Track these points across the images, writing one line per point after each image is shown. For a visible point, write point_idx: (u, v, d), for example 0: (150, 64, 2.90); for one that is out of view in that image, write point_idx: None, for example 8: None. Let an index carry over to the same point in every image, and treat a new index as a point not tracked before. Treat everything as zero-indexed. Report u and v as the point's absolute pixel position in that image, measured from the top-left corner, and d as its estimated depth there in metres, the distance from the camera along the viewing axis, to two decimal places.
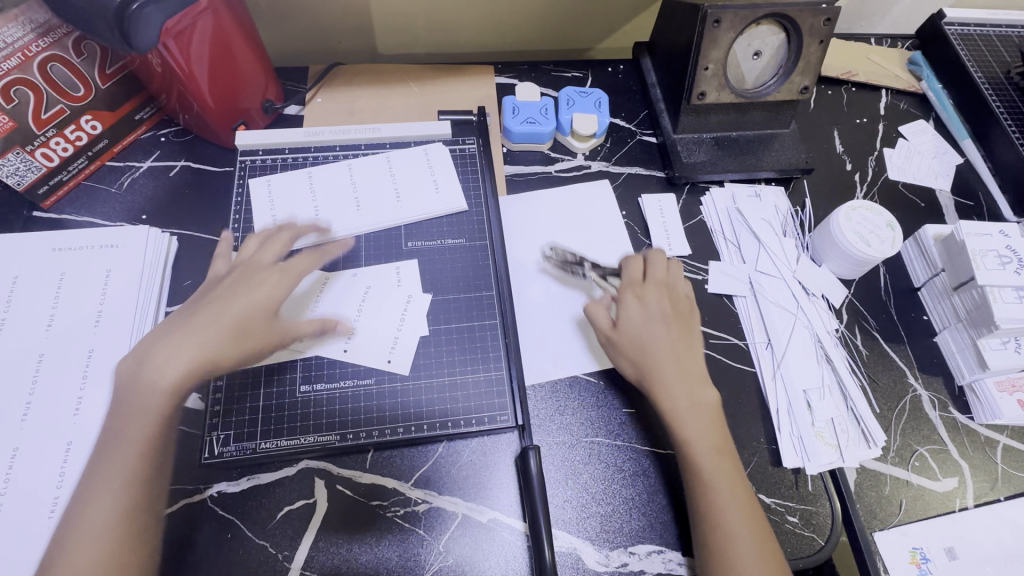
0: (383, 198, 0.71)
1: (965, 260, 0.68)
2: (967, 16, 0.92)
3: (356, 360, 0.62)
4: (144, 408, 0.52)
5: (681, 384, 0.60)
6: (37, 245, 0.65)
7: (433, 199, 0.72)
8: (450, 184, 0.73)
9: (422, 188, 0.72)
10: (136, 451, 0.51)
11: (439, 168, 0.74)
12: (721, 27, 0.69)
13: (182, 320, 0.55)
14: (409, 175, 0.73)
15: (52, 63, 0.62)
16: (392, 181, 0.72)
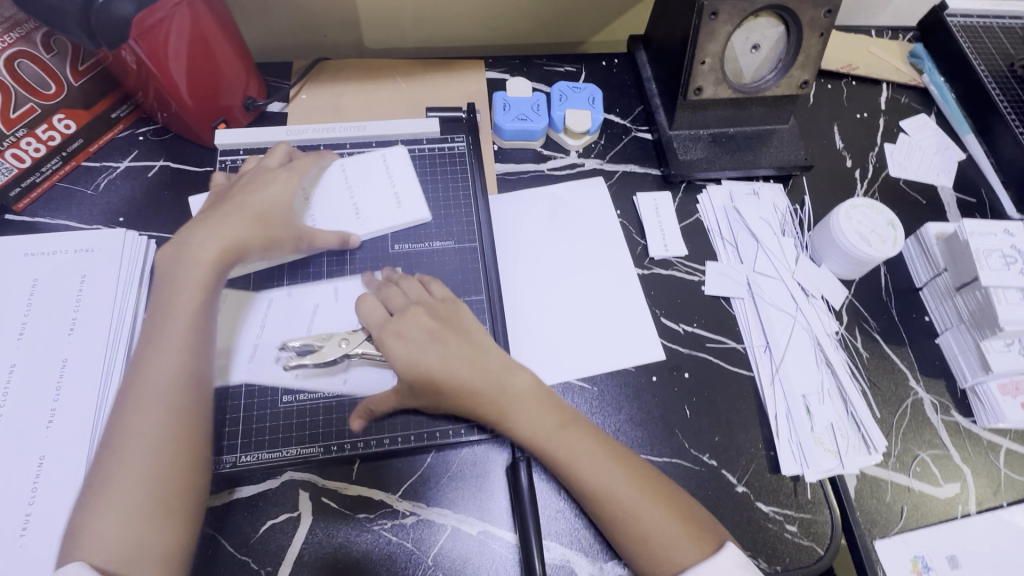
0: (343, 211, 0.68)
1: (969, 260, 0.66)
2: (970, 6, 0.89)
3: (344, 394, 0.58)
4: (157, 394, 0.51)
5: (533, 402, 0.55)
6: (10, 250, 0.62)
7: (396, 210, 0.69)
8: (415, 192, 0.70)
9: (383, 200, 0.69)
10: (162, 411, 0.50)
11: (402, 175, 0.71)
12: (719, 20, 0.66)
13: (171, 274, 0.57)
14: (367, 185, 0.70)
15: (20, 59, 0.60)
16: (351, 191, 0.69)
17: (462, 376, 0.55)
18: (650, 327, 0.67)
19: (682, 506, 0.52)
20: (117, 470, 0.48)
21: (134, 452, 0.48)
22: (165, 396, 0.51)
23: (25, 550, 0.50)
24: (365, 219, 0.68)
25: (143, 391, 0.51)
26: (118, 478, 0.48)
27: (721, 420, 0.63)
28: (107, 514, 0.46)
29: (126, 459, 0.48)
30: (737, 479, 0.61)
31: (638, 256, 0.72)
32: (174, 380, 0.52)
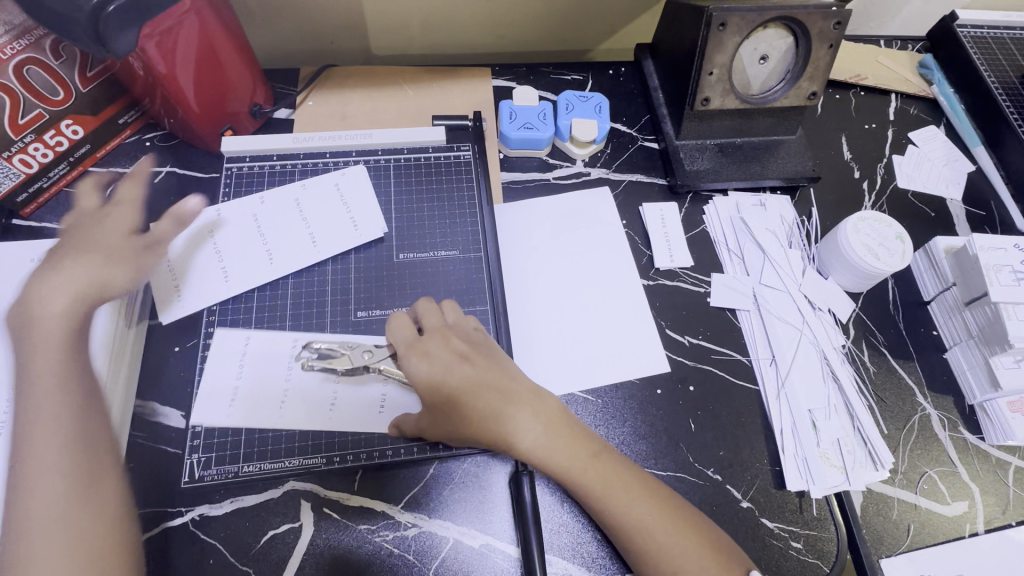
0: (252, 253, 0.65)
1: (978, 275, 0.65)
2: (980, 17, 0.89)
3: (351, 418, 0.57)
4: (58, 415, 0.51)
5: (569, 442, 0.53)
6: (16, 255, 0.62)
7: (313, 248, 0.65)
8: (335, 228, 0.67)
9: (296, 237, 0.66)
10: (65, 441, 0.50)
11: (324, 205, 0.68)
12: (727, 31, 0.66)
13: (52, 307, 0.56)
14: (284, 221, 0.67)
15: (29, 66, 0.60)
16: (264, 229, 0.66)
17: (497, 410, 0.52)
18: (654, 340, 0.67)
19: (701, 531, 0.52)
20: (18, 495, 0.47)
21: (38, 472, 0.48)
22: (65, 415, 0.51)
23: None
24: (278, 261, 0.64)
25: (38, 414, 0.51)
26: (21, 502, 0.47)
27: (726, 434, 0.63)
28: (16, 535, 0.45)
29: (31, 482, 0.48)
30: (742, 495, 0.60)
31: (644, 267, 0.72)
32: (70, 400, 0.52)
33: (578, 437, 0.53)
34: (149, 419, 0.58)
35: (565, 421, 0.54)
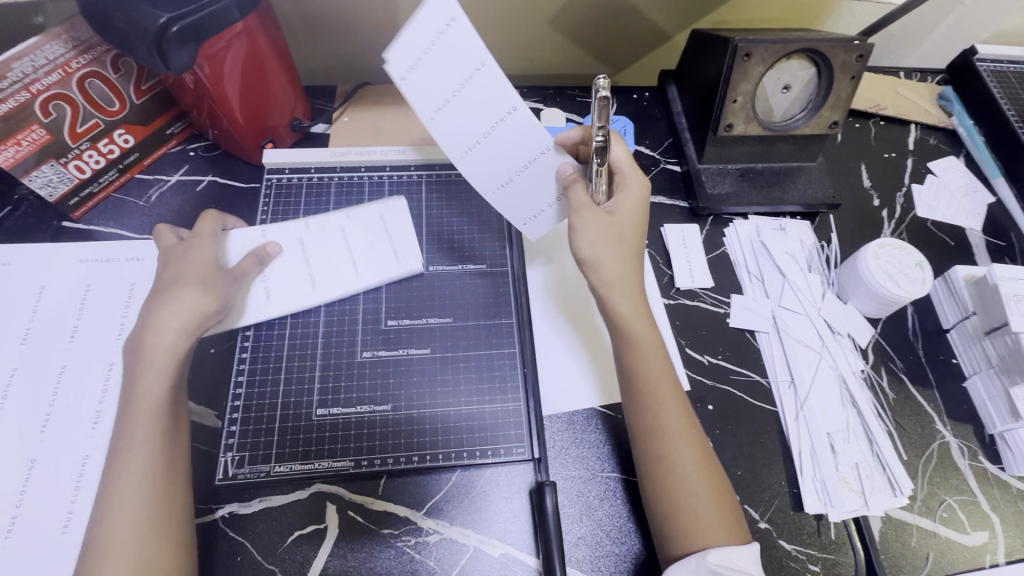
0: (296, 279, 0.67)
1: (999, 305, 0.66)
2: (1000, 52, 0.90)
3: (400, 384, 0.62)
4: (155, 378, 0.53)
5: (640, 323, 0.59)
6: (65, 256, 0.65)
7: (354, 278, 0.67)
8: (378, 265, 0.68)
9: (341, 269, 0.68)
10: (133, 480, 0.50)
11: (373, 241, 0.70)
12: (752, 61, 0.69)
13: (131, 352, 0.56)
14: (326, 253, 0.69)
15: (91, 79, 0.64)
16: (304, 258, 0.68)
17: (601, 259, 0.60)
18: (676, 357, 0.68)
19: (728, 498, 0.54)
20: (109, 474, 0.50)
21: (135, 441, 0.51)
22: (156, 384, 0.53)
23: (63, 549, 0.52)
24: (320, 286, 0.67)
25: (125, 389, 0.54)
26: (110, 489, 0.49)
27: (744, 453, 0.64)
28: (105, 534, 0.48)
29: (129, 448, 0.51)
30: (760, 515, 0.61)
31: (665, 286, 0.74)
32: (170, 356, 0.55)
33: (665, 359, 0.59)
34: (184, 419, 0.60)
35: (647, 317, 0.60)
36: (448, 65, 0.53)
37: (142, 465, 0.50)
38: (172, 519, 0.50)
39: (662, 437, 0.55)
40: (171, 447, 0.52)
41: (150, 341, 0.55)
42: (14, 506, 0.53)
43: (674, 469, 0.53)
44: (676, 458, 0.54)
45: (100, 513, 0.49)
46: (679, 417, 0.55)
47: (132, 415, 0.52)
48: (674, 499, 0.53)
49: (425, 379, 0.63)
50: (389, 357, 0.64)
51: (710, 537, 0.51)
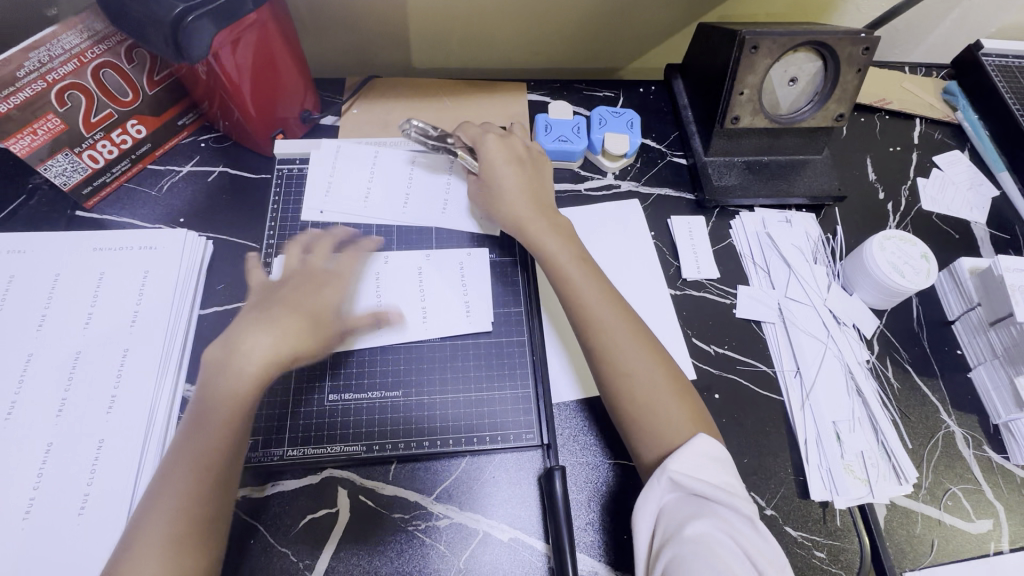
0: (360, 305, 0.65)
1: (1004, 296, 0.66)
2: (1005, 47, 0.91)
3: (424, 373, 0.63)
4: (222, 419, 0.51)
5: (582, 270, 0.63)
6: (79, 244, 0.66)
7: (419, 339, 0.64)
8: (445, 301, 0.66)
9: (407, 303, 0.66)
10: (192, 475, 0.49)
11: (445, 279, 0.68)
12: (759, 53, 0.69)
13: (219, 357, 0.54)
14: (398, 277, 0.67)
15: (105, 69, 0.64)
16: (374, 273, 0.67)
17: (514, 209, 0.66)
18: (682, 346, 0.69)
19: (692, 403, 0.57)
20: (151, 495, 0.49)
21: (192, 458, 0.50)
22: (221, 425, 0.51)
23: (80, 530, 0.52)
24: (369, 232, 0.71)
25: (194, 417, 0.52)
26: (148, 510, 0.48)
27: (750, 442, 0.64)
28: (131, 555, 0.46)
29: (197, 446, 0.51)
30: (766, 502, 0.61)
31: (671, 277, 0.74)
32: (246, 397, 0.52)
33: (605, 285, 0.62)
34: None
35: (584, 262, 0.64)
36: (350, 167, 0.74)
37: (179, 500, 0.48)
38: (195, 555, 0.47)
39: (610, 350, 0.58)
40: (218, 489, 0.50)
41: (233, 378, 0.52)
42: (32, 489, 0.54)
43: (629, 375, 0.57)
44: (626, 364, 0.57)
45: (135, 531, 0.47)
46: (626, 329, 0.59)
47: (190, 450, 0.50)
48: (631, 400, 0.56)
49: (439, 364, 0.64)
50: (400, 345, 0.64)
51: (674, 432, 0.54)
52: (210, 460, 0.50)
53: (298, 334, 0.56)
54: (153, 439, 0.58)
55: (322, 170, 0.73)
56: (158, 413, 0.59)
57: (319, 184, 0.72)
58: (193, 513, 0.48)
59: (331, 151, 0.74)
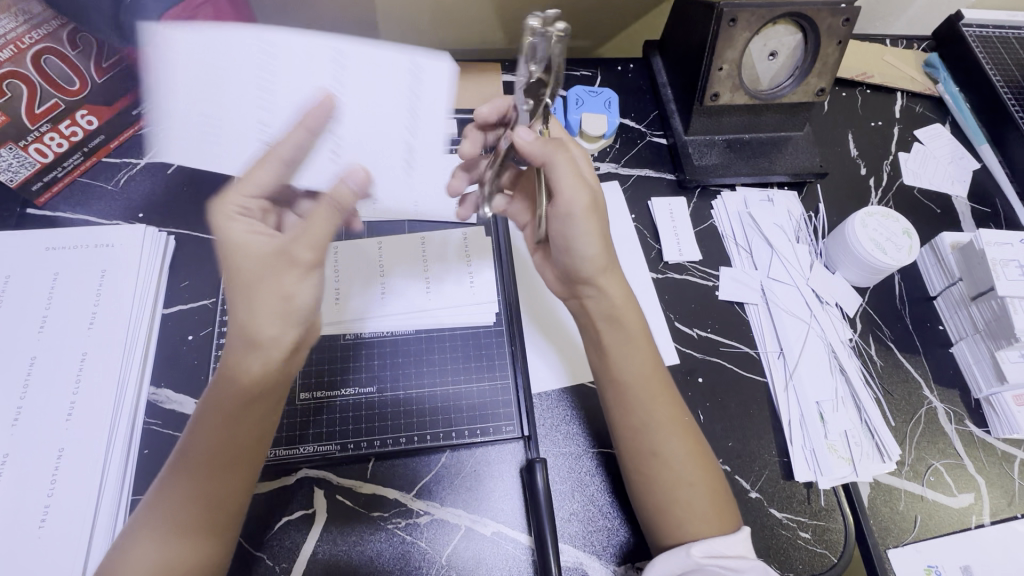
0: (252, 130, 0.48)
1: (985, 270, 0.65)
2: (985, 17, 0.89)
3: (395, 368, 0.62)
4: (255, 400, 0.50)
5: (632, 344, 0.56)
6: (30, 244, 0.63)
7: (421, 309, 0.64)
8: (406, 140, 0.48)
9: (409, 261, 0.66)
10: (233, 456, 0.48)
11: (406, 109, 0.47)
12: (738, 27, 0.67)
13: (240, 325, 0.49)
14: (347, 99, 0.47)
15: (46, 56, 0.60)
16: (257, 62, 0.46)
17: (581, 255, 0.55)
18: (665, 331, 0.68)
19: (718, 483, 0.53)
20: (182, 473, 0.48)
21: (226, 437, 0.48)
22: (252, 411, 0.49)
23: (42, 542, 0.50)
24: None
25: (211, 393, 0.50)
26: (177, 490, 0.47)
27: (734, 425, 0.63)
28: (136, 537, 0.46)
29: (231, 429, 0.49)
30: (751, 485, 0.61)
31: (653, 260, 0.73)
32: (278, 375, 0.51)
33: (647, 349, 0.57)
34: (163, 408, 0.58)
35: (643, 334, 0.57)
36: None
37: (189, 483, 0.47)
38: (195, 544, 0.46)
39: (651, 436, 0.53)
40: (229, 479, 0.48)
41: (251, 351, 0.49)
42: None
43: (665, 462, 0.52)
44: (665, 458, 0.52)
45: (167, 506, 0.47)
46: (669, 415, 0.54)
47: (222, 434, 0.48)
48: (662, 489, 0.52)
49: (415, 359, 0.62)
50: (372, 339, 0.62)
51: (700, 526, 0.50)
52: (249, 437, 0.49)
53: (300, 291, 0.50)
54: (116, 445, 0.55)
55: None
56: (120, 418, 0.56)
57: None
58: (204, 497, 0.47)
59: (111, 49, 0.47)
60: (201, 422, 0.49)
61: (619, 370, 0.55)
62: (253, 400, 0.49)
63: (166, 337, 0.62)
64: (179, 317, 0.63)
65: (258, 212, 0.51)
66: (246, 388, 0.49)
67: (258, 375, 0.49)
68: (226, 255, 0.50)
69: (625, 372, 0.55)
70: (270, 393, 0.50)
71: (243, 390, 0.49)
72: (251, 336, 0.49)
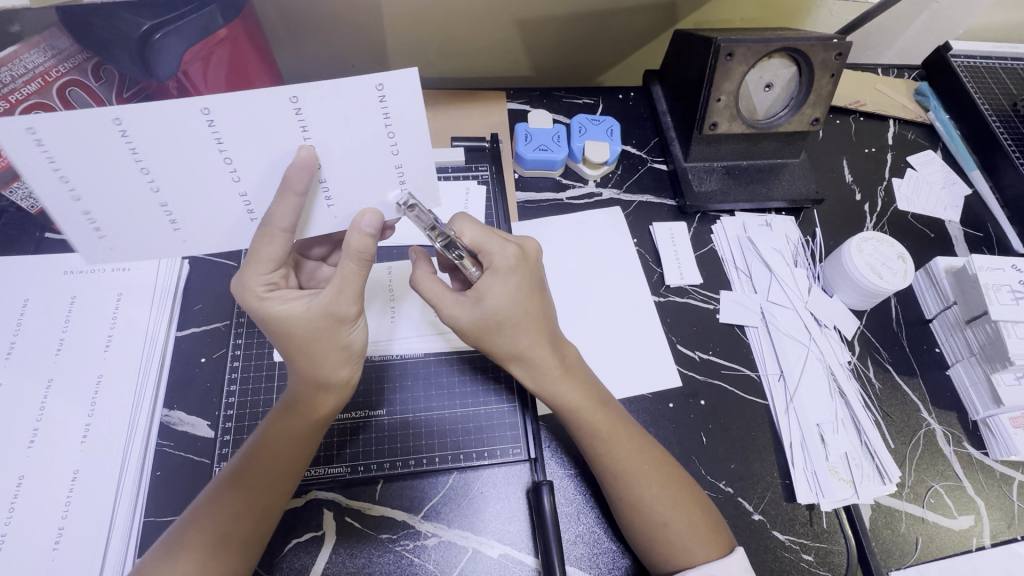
0: (227, 206, 0.47)
1: (978, 294, 0.67)
2: (972, 48, 0.93)
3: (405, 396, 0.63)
4: (310, 429, 0.52)
5: (582, 401, 0.56)
6: (48, 269, 0.64)
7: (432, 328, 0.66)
8: (367, 164, 0.47)
9: None
10: (281, 480, 0.51)
11: (364, 142, 0.46)
12: (735, 60, 0.69)
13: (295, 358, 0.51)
14: (247, 157, 0.45)
15: (71, 88, 0.61)
16: (177, 136, 0.42)
17: (518, 320, 0.54)
18: (667, 354, 0.69)
19: (701, 506, 0.55)
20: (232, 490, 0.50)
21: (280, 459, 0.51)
22: (306, 439, 0.52)
23: (56, 565, 0.51)
24: None
25: (274, 418, 0.53)
26: (223, 502, 0.49)
27: (737, 447, 0.64)
28: (181, 548, 0.47)
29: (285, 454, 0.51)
30: (753, 507, 0.62)
31: (655, 283, 0.75)
32: (329, 410, 0.53)
33: (585, 386, 0.57)
34: (175, 430, 0.59)
35: (574, 373, 0.57)
36: None
37: (242, 498, 0.49)
38: (238, 554, 0.49)
39: (627, 476, 0.54)
40: (279, 496, 0.51)
41: (323, 390, 0.52)
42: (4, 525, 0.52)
43: (642, 502, 0.53)
44: (644, 497, 0.53)
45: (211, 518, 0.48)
46: (633, 454, 0.55)
47: (276, 457, 0.51)
48: (652, 528, 0.53)
49: (425, 382, 0.64)
50: (383, 362, 0.64)
51: (695, 556, 0.52)
52: (297, 464, 0.52)
53: (356, 336, 0.52)
54: (129, 468, 0.56)
55: (39, 168, 0.42)
56: (134, 440, 0.57)
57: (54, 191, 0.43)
58: (251, 512, 0.49)
59: (30, 147, 0.40)
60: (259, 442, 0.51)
61: (567, 410, 0.56)
62: (316, 429, 0.53)
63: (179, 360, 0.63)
64: (191, 340, 0.64)
65: (279, 279, 0.50)
66: (301, 417, 0.52)
67: (330, 408, 0.53)
68: (270, 329, 0.50)
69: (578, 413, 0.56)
70: (320, 425, 0.53)
71: (313, 421, 0.52)
72: (325, 377, 0.51)
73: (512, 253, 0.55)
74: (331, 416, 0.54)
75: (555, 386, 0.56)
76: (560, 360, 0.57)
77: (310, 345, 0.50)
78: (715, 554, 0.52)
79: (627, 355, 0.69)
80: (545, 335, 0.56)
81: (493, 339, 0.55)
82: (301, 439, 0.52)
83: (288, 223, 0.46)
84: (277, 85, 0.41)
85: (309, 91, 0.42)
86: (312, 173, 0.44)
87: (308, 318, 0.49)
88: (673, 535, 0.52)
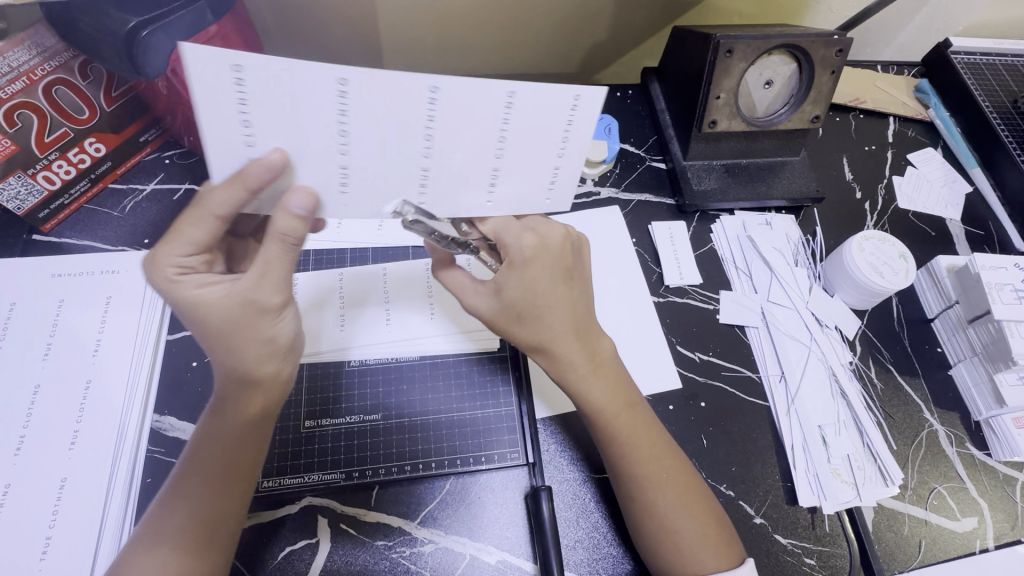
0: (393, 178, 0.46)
1: (981, 293, 0.66)
2: (973, 45, 0.92)
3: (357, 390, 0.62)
4: (243, 425, 0.50)
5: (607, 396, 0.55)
6: (36, 272, 0.63)
7: (427, 330, 0.65)
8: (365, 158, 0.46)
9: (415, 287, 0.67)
10: (227, 479, 0.49)
11: (467, 130, 0.45)
12: (734, 57, 0.68)
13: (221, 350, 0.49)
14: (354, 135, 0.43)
15: (58, 86, 0.60)
16: (286, 110, 0.41)
17: (547, 312, 0.53)
18: (665, 356, 0.68)
19: (712, 512, 0.54)
20: (186, 491, 0.49)
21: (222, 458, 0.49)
22: (246, 437, 0.50)
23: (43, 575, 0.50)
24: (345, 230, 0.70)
25: (207, 420, 0.51)
26: (175, 503, 0.48)
27: (738, 449, 0.64)
28: (149, 552, 0.47)
29: (224, 453, 0.50)
30: (755, 511, 0.61)
31: (654, 284, 0.74)
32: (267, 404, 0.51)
33: (613, 380, 0.56)
34: (165, 435, 0.58)
35: (605, 365, 0.56)
36: None
37: (195, 501, 0.48)
38: (206, 558, 0.47)
39: (639, 481, 0.53)
40: (237, 497, 0.50)
41: (248, 384, 0.50)
42: None
43: (652, 509, 0.52)
44: (655, 503, 0.53)
45: (169, 521, 0.48)
46: (650, 461, 0.54)
47: (216, 456, 0.49)
48: (659, 538, 0.52)
49: (418, 386, 0.62)
50: (377, 366, 0.63)
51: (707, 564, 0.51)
52: (242, 463, 0.50)
53: (282, 329, 0.50)
54: (119, 475, 0.55)
55: (226, 108, 0.40)
56: (123, 447, 0.56)
57: (232, 133, 0.41)
58: (207, 513, 0.48)
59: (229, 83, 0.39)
60: (197, 440, 0.50)
61: (590, 406, 0.55)
62: (255, 427, 0.51)
63: (170, 365, 0.62)
64: (182, 344, 0.63)
65: (200, 263, 0.48)
66: (234, 413, 0.50)
67: (261, 406, 0.51)
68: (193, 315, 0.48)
69: (599, 408, 0.55)
70: (261, 421, 0.51)
71: (245, 419, 0.50)
72: (251, 369, 0.49)
73: (529, 241, 0.54)
74: (268, 414, 0.52)
75: (581, 381, 0.55)
76: (588, 354, 0.55)
77: (227, 332, 0.48)
78: (726, 565, 0.51)
79: (626, 357, 0.68)
80: (570, 328, 0.54)
81: (514, 329, 0.54)
82: (240, 436, 0.50)
83: (226, 209, 0.44)
84: (418, 74, 0.41)
85: (451, 81, 0.42)
86: (277, 176, 0.43)
87: (224, 305, 0.47)
88: (681, 539, 0.52)
